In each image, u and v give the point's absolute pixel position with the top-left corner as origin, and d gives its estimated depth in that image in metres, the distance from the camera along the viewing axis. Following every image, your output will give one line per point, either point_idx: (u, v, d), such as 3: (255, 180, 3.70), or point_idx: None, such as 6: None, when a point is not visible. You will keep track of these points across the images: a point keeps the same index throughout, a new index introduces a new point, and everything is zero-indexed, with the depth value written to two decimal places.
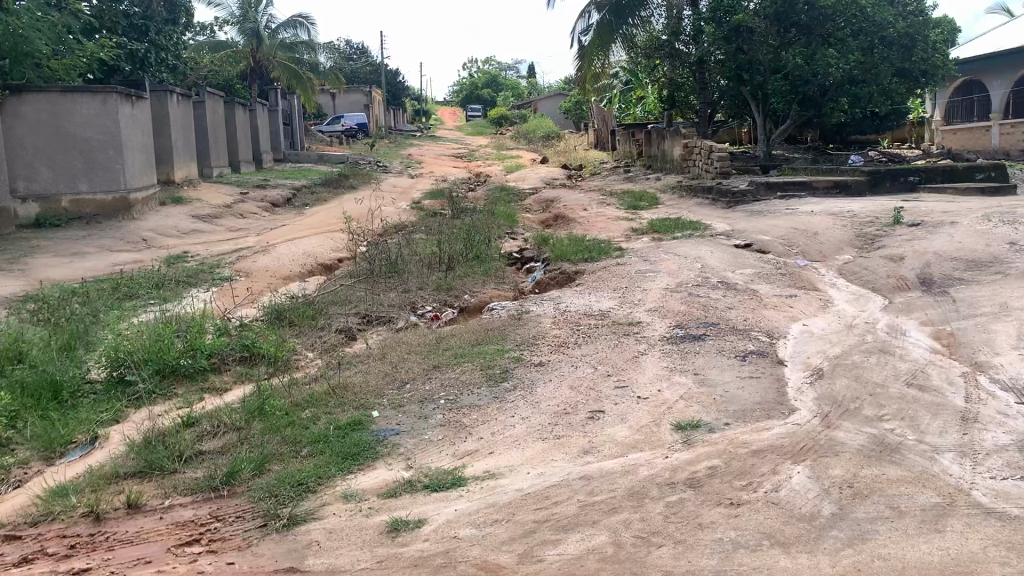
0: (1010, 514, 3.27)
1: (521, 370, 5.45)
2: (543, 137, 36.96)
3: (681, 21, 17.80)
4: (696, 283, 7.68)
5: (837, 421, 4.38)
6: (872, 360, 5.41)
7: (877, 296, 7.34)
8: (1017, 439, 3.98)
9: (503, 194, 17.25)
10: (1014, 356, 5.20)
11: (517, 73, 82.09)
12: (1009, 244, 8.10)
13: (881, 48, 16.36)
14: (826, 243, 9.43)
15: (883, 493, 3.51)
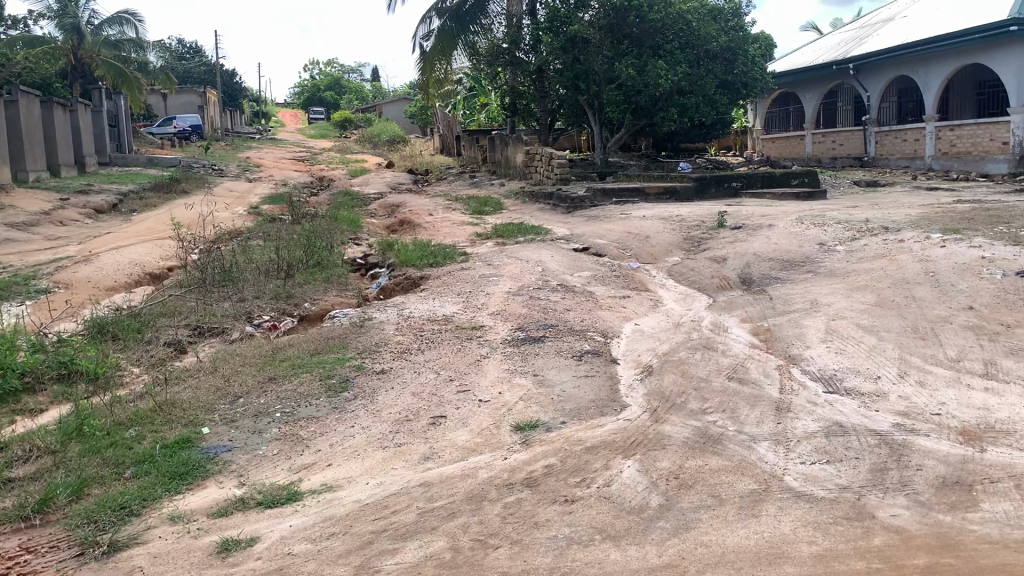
0: (817, 496, 3.53)
1: (362, 379, 5.38)
2: (388, 141, 36.73)
3: (520, 30, 18.04)
4: (536, 286, 7.84)
5: (665, 415, 4.59)
6: (697, 356, 5.70)
7: (702, 295, 7.75)
8: (824, 426, 4.31)
9: (346, 198, 16.98)
10: (822, 348, 5.62)
11: (360, 75, 81.26)
12: (819, 245, 8.75)
13: (705, 61, 17.59)
14: (657, 246, 9.86)
15: (706, 483, 3.71)
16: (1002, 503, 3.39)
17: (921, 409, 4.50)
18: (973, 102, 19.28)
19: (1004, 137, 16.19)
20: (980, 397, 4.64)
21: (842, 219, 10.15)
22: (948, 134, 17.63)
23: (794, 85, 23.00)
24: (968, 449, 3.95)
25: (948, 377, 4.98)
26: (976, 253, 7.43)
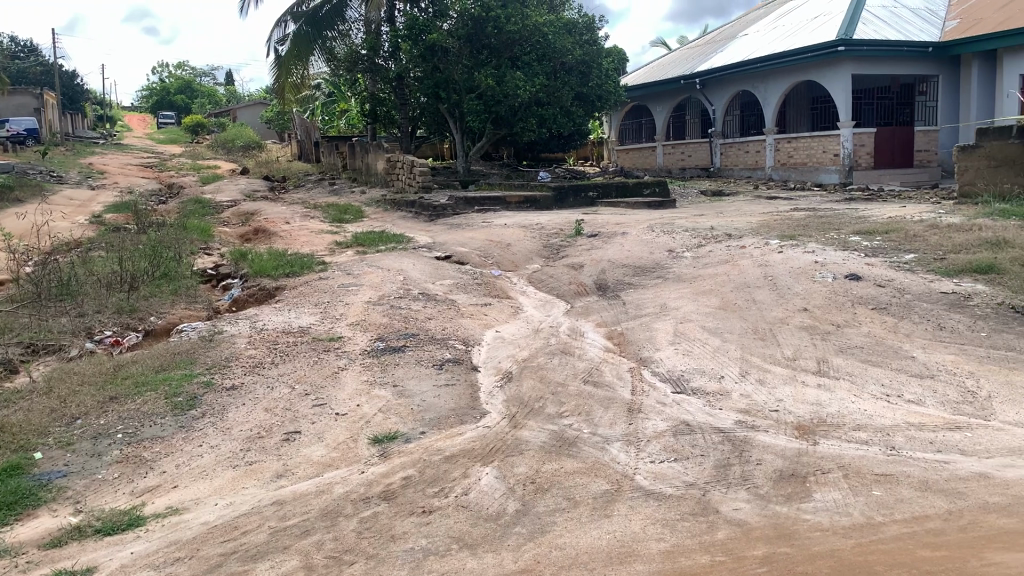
0: (666, 494, 3.66)
1: (211, 396, 5.16)
2: (244, 147, 35.55)
3: (379, 37, 17.85)
4: (397, 295, 7.77)
5: (522, 420, 4.65)
6: (554, 361, 5.81)
7: (561, 301, 7.92)
8: (673, 425, 4.48)
9: (197, 207, 16.28)
10: (671, 351, 5.85)
11: (213, 80, 78.32)
12: (669, 252, 9.11)
13: (562, 73, 18.08)
14: (517, 254, 9.99)
15: (561, 486, 3.78)
16: (831, 492, 3.63)
17: (762, 406, 4.75)
18: (808, 115, 20.57)
19: (835, 150, 17.31)
20: (814, 393, 4.94)
21: (690, 227, 10.61)
22: (785, 146, 18.73)
23: (645, 98, 23.89)
24: (802, 442, 4.21)
25: (785, 374, 5.29)
26: (810, 258, 7.94)
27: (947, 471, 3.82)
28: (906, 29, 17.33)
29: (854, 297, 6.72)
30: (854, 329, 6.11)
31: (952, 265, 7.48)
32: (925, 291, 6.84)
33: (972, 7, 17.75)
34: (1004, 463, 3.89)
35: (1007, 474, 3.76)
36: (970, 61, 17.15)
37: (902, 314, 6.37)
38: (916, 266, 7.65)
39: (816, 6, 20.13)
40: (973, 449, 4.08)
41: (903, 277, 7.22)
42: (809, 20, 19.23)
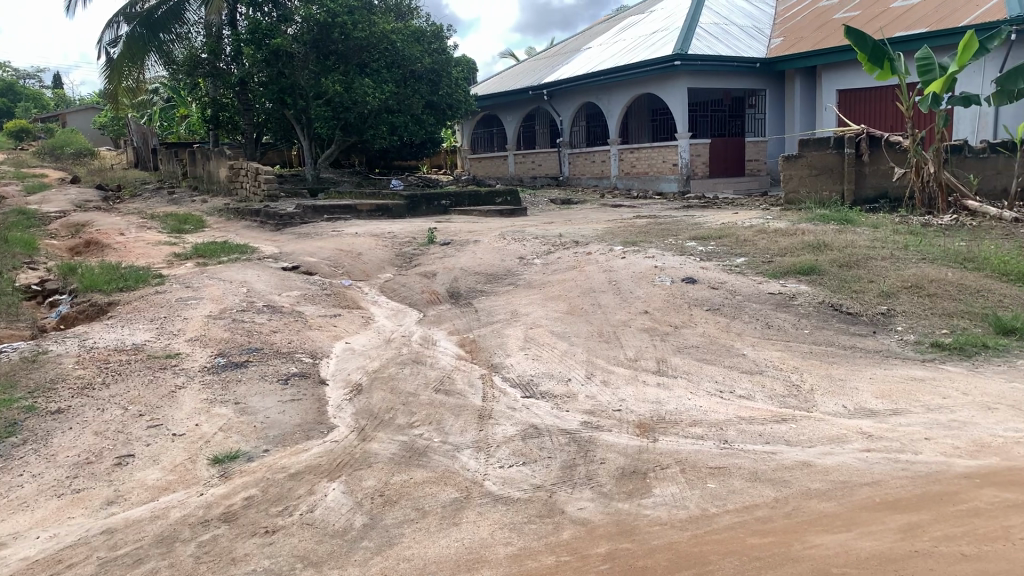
0: (514, 498, 3.70)
1: (33, 422, 4.79)
2: (74, 155, 33.41)
3: (221, 41, 17.14)
4: (241, 308, 7.50)
5: (371, 433, 4.58)
6: (405, 371, 5.77)
7: (413, 310, 7.88)
8: (522, 429, 4.54)
9: (21, 218, 15.15)
10: (521, 355, 5.93)
11: (40, 83, 73.23)
12: (520, 259, 9.25)
13: (413, 81, 17.94)
14: (369, 263, 9.86)
15: (410, 497, 3.76)
16: (670, 486, 3.78)
17: (606, 407, 4.89)
18: (649, 126, 21.44)
19: (674, 159, 18.12)
20: (654, 392, 5.14)
21: (540, 234, 10.80)
22: (628, 156, 19.43)
23: (495, 108, 24.17)
24: (643, 440, 4.37)
25: (628, 375, 5.48)
26: (651, 262, 8.27)
27: (774, 461, 4.06)
28: (737, 46, 18.35)
29: (691, 300, 7.05)
30: (690, 329, 6.41)
31: (779, 267, 7.98)
32: (755, 292, 7.27)
33: (794, 26, 19.00)
34: (824, 451, 4.18)
35: (826, 461, 4.05)
36: (792, 77, 18.35)
37: (734, 315, 6.74)
38: (747, 268, 8.11)
39: (654, 21, 21.01)
40: (797, 439, 4.36)
41: (734, 279, 7.63)
42: (647, 35, 20.04)
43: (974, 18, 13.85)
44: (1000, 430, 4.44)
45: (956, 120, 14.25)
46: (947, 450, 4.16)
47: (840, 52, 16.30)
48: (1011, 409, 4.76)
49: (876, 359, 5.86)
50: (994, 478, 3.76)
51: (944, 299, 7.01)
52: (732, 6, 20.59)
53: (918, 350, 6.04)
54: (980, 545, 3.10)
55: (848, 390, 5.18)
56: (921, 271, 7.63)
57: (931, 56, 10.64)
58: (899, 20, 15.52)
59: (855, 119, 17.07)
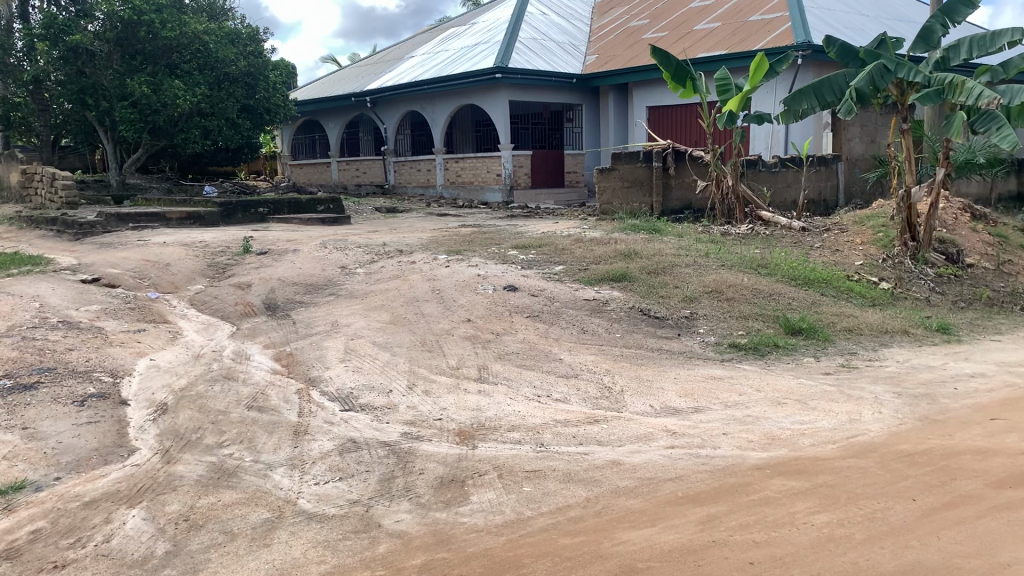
0: (328, 515, 3.62)
1: None
2: None
3: (11, 35, 15.85)
4: (31, 325, 6.91)
5: (176, 455, 4.34)
6: (216, 388, 5.51)
7: (226, 323, 7.55)
8: (339, 444, 4.45)
9: None
10: (341, 368, 5.81)
11: None
12: (341, 268, 9.08)
13: (227, 84, 17.18)
14: (178, 275, 9.35)
15: (217, 520, 3.59)
16: (487, 492, 3.82)
17: (426, 416, 4.88)
18: (472, 137, 21.70)
19: (497, 170, 18.41)
20: (474, 399, 5.18)
21: (361, 243, 10.66)
22: (453, 166, 19.55)
23: (317, 114, 23.64)
24: (463, 448, 4.39)
25: (449, 384, 5.48)
26: (473, 271, 8.35)
27: (586, 461, 4.21)
28: (554, 61, 18.94)
29: (511, 307, 7.18)
30: (510, 336, 6.52)
31: (594, 275, 8.28)
32: (571, 298, 7.51)
33: (607, 44, 19.83)
34: (633, 449, 4.37)
35: (635, 459, 4.23)
36: (607, 93, 19.12)
37: (552, 321, 6.92)
38: (564, 276, 8.36)
39: (476, 34, 21.28)
40: (608, 439, 4.54)
41: (553, 287, 7.85)
42: (468, 47, 20.27)
43: (766, 43, 14.99)
44: (788, 423, 4.82)
45: (752, 137, 15.38)
46: (742, 444, 4.46)
47: (649, 70, 17.16)
48: (797, 404, 5.18)
49: (682, 359, 6.21)
50: (782, 468, 4.08)
51: (741, 302, 7.53)
52: (550, 21, 21.20)
53: (718, 350, 6.46)
54: (769, 531, 3.35)
55: (655, 390, 5.45)
56: (721, 277, 8.15)
57: (729, 77, 11.40)
58: (701, 42, 16.55)
59: (663, 134, 18.03)
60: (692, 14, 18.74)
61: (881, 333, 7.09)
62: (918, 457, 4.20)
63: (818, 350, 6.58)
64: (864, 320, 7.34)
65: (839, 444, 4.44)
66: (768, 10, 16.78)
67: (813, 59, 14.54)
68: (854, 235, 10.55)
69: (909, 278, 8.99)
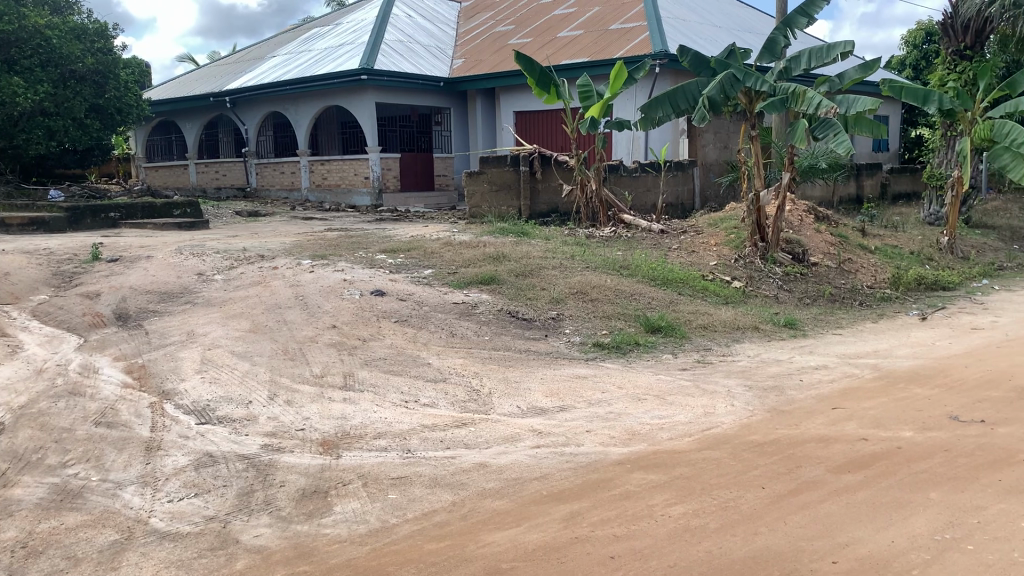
0: (182, 533, 3.47)
1: None
2: None
3: None
4: None
5: (14, 477, 4.06)
6: (60, 404, 5.17)
7: (72, 335, 7.11)
8: (195, 458, 4.27)
9: None
10: (197, 379, 5.57)
11: None
12: (198, 275, 8.74)
13: (72, 82, 16.19)
14: (18, 284, 8.74)
15: (60, 545, 3.38)
16: (351, 502, 3.76)
17: (288, 427, 4.75)
18: (337, 139, 21.32)
19: (365, 173, 18.14)
20: (339, 407, 5.08)
21: (220, 249, 10.29)
22: (318, 168, 19.15)
23: (172, 114, 22.65)
24: (326, 457, 4.30)
25: (313, 393, 5.35)
26: (338, 276, 8.20)
27: (452, 465, 4.21)
28: (421, 64, 18.87)
29: (378, 312, 7.10)
30: (377, 342, 6.44)
31: (462, 278, 8.29)
32: (440, 302, 7.50)
33: (473, 48, 19.94)
34: (499, 451, 4.40)
35: (501, 460, 4.27)
36: (474, 97, 19.21)
37: (419, 325, 6.89)
38: (432, 280, 8.34)
39: (340, 34, 20.94)
40: (474, 442, 4.55)
41: (421, 291, 7.81)
42: (333, 48, 19.91)
43: (625, 51, 15.46)
44: (647, 418, 4.98)
45: (614, 143, 15.81)
46: (604, 440, 4.58)
47: (514, 74, 17.37)
48: (656, 399, 5.36)
49: (548, 360, 6.31)
50: (642, 463, 4.20)
51: (604, 303, 7.73)
52: (416, 24, 21.10)
53: (583, 350, 6.61)
54: (629, 525, 3.44)
55: (521, 391, 5.51)
56: (586, 278, 8.34)
57: (590, 84, 11.67)
58: (565, 49, 16.90)
59: (529, 139, 18.29)
60: (556, 21, 19.10)
61: (734, 330, 7.44)
62: (767, 446, 4.43)
63: (676, 348, 6.83)
64: (718, 317, 7.68)
65: (695, 437, 4.62)
66: (628, 19, 17.32)
67: (669, 68, 15.10)
68: (709, 237, 11.01)
69: (760, 277, 9.47)
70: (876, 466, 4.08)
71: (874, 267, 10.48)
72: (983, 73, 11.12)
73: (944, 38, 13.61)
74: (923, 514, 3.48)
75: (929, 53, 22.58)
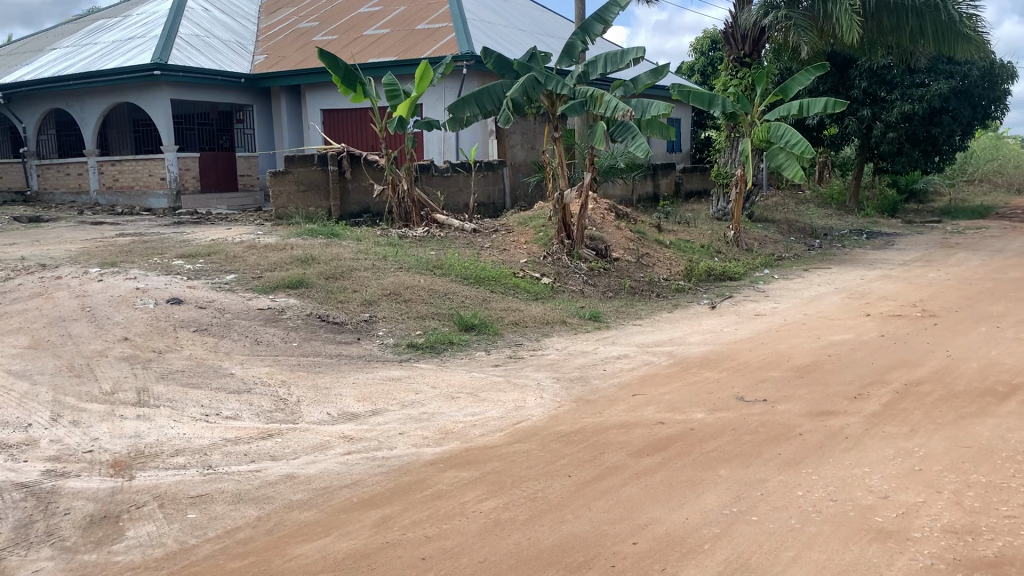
0: None
1: None
2: None
3: None
4: None
5: None
6: None
7: None
8: None
9: None
10: None
11: None
12: None
13: None
14: None
15: None
16: (146, 525, 3.53)
17: (73, 450, 4.40)
18: (131, 138, 20.00)
19: (160, 173, 17.07)
20: (132, 426, 4.76)
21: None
22: (109, 169, 17.84)
23: None
24: (118, 480, 4.02)
25: (101, 412, 4.98)
26: (130, 285, 7.68)
27: (258, 478, 4.06)
28: (220, 59, 18.05)
29: (176, 321, 6.73)
30: (175, 354, 6.09)
31: (268, 282, 8.03)
32: (243, 308, 7.20)
33: (276, 44, 19.29)
34: (308, 460, 4.29)
35: (310, 470, 4.16)
36: (278, 94, 18.56)
37: (221, 334, 6.59)
38: (235, 285, 8.01)
39: (130, 26, 19.64)
40: (282, 453, 4.41)
41: (223, 297, 7.48)
42: (122, 41, 18.64)
43: (432, 51, 15.53)
44: (459, 416, 5.03)
45: (425, 142, 15.83)
46: (416, 441, 4.57)
47: (320, 72, 16.99)
48: (469, 397, 5.41)
49: (360, 363, 6.22)
50: (454, 461, 4.24)
51: (417, 303, 7.72)
52: (214, 18, 20.14)
53: (396, 351, 6.59)
54: (440, 525, 3.45)
55: (332, 397, 5.40)
56: (398, 279, 8.29)
57: (396, 83, 11.59)
58: (371, 47, 16.71)
59: (337, 138, 17.97)
60: (361, 19, 18.84)
61: (543, 325, 7.66)
62: (573, 436, 4.58)
63: (489, 345, 6.94)
64: (529, 313, 7.88)
65: (506, 431, 4.71)
66: (434, 18, 17.40)
67: (476, 69, 15.31)
68: (518, 235, 11.25)
69: (567, 273, 9.78)
70: (672, 447, 4.32)
71: (669, 260, 11.11)
72: (760, 80, 12.06)
73: (726, 45, 14.62)
74: (714, 491, 3.73)
75: (715, 60, 24.27)
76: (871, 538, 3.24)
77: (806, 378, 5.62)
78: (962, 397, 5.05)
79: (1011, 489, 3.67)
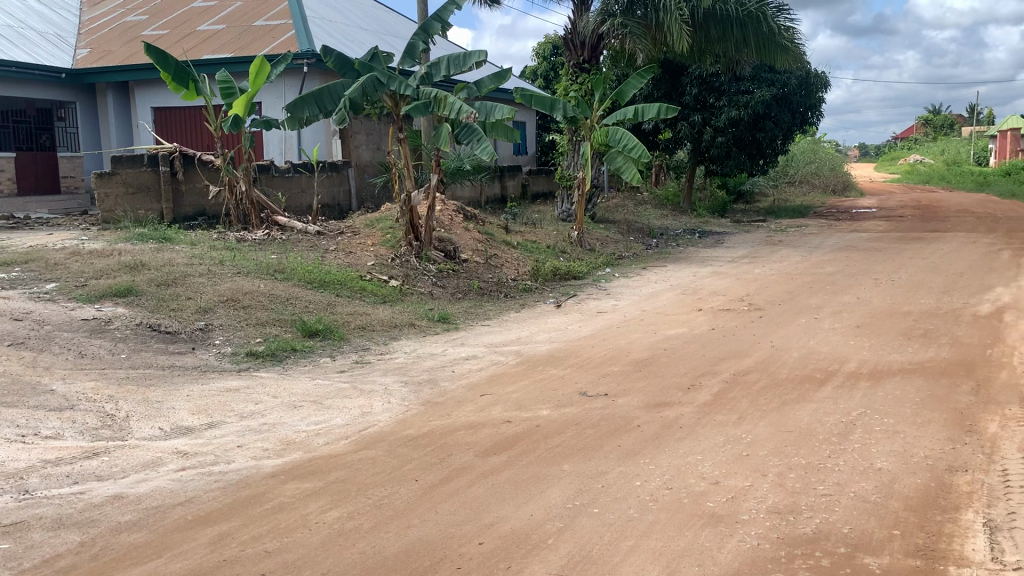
0: None
1: None
2: None
3: None
4: None
5: None
6: None
7: None
8: None
9: None
10: None
11: None
12: None
13: None
14: None
15: None
16: None
17: None
18: None
19: None
20: None
21: None
22: None
23: None
24: None
25: None
26: None
27: (81, 501, 3.79)
28: (37, 52, 16.81)
29: None
30: None
31: (92, 291, 7.53)
32: (65, 320, 6.72)
33: (100, 38, 18.15)
34: (137, 479, 4.06)
35: (139, 490, 3.93)
36: (103, 90, 17.50)
37: (40, 347, 6.12)
38: (57, 295, 7.47)
39: None
40: (108, 472, 4.15)
41: (41, 308, 6.95)
42: None
43: (270, 48, 15.07)
44: (303, 426, 4.89)
45: (265, 142, 15.33)
46: (256, 453, 4.42)
47: (149, 68, 16.13)
48: (312, 405, 5.29)
49: (194, 375, 5.94)
50: (295, 472, 4.11)
51: (257, 309, 7.48)
52: (29, 8, 18.73)
53: (234, 360, 6.34)
54: (281, 538, 3.35)
55: (164, 411, 5.12)
56: (236, 284, 7.99)
57: (231, 80, 11.15)
58: (205, 43, 16.02)
59: (170, 137, 17.11)
60: (194, 13, 18.02)
61: (391, 328, 7.59)
62: (420, 439, 4.56)
63: (334, 350, 6.81)
64: (376, 316, 7.78)
65: (351, 439, 4.63)
66: (271, 16, 16.82)
67: (317, 68, 14.97)
68: (365, 237, 11.09)
69: (415, 275, 9.73)
70: (518, 446, 4.38)
71: (516, 261, 11.26)
72: (598, 85, 12.43)
73: (566, 51, 14.99)
74: (557, 486, 3.80)
75: (556, 65, 24.85)
76: (702, 523, 3.40)
77: (644, 371, 5.84)
78: (785, 385, 5.40)
79: (826, 469, 3.95)
